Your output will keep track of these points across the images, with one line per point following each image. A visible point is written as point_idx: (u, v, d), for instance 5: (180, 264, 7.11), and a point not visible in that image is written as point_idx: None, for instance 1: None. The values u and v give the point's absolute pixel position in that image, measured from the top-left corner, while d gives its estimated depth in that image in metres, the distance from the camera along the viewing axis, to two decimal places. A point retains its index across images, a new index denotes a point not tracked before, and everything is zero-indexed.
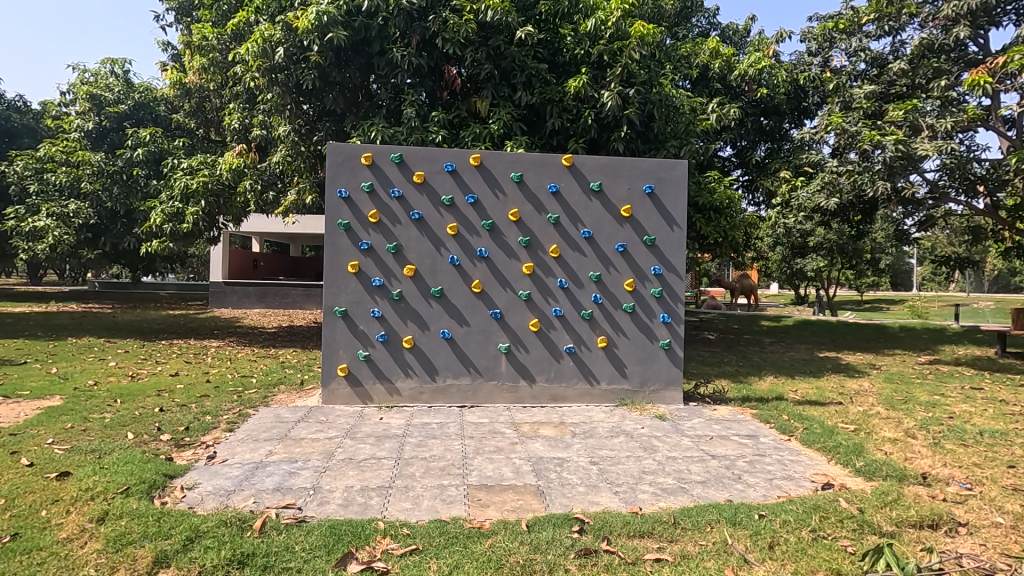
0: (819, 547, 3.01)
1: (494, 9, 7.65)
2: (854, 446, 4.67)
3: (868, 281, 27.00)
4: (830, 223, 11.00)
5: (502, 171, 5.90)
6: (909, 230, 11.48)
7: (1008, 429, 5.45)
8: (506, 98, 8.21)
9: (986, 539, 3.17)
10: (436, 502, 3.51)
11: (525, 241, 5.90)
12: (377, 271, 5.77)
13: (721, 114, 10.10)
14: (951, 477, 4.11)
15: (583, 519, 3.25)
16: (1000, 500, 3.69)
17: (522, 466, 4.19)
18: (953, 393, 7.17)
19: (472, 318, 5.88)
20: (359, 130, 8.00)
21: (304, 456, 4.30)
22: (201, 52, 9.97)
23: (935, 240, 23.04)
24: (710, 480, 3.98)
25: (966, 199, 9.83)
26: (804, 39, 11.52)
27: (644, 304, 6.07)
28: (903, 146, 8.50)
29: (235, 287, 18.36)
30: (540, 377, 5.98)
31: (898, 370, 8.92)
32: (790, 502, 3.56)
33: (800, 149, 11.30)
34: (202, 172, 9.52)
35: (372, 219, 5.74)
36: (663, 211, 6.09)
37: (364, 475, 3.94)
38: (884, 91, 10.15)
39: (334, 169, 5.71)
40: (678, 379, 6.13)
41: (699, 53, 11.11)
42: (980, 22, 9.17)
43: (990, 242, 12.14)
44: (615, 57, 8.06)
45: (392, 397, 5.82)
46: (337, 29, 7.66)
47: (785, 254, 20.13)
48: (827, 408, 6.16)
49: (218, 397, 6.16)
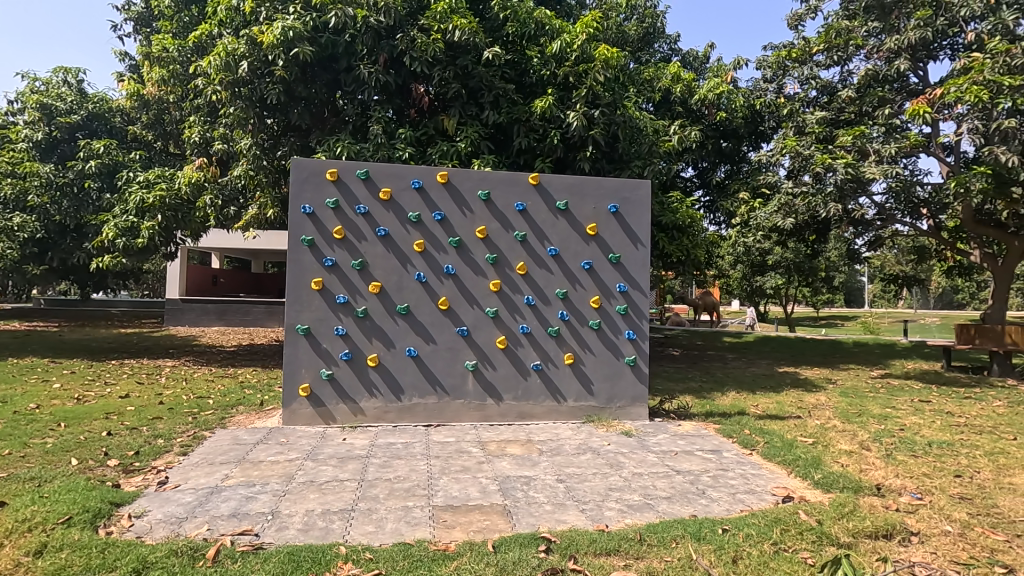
0: (780, 560, 3.06)
1: (462, 28, 7.74)
2: (812, 459, 4.80)
3: (824, 297, 28.06)
4: (787, 241, 11.42)
5: (470, 189, 5.92)
6: (860, 250, 11.95)
7: (954, 440, 5.71)
8: (473, 117, 8.32)
9: (937, 547, 3.28)
10: (401, 524, 3.43)
11: (492, 258, 5.91)
12: (341, 288, 5.67)
13: (683, 136, 10.41)
14: (903, 487, 4.26)
15: (550, 538, 3.23)
16: (948, 508, 3.84)
17: (489, 485, 4.14)
18: (904, 406, 7.47)
19: (439, 336, 5.83)
20: (324, 145, 7.91)
21: (262, 480, 4.14)
22: (161, 64, 9.87)
23: (885, 259, 24.22)
24: (675, 496, 4.02)
25: (911, 220, 10.42)
26: (759, 66, 11.99)
27: (610, 322, 6.14)
28: (852, 169, 8.85)
29: (192, 304, 17.76)
30: (508, 395, 5.96)
31: (852, 384, 9.25)
32: (753, 515, 3.63)
33: (758, 171, 11.73)
34: (160, 186, 9.22)
35: (337, 235, 5.66)
36: (628, 230, 6.21)
37: (326, 498, 3.82)
38: (835, 118, 10.63)
39: (299, 185, 5.62)
40: (644, 396, 6.21)
41: (661, 77, 11.45)
42: (919, 55, 9.75)
43: (935, 261, 12.81)
44: (580, 78, 8.19)
45: (357, 417, 5.71)
46: (303, 44, 7.56)
47: (746, 271, 20.84)
48: (787, 422, 6.33)
49: (171, 419, 5.89)
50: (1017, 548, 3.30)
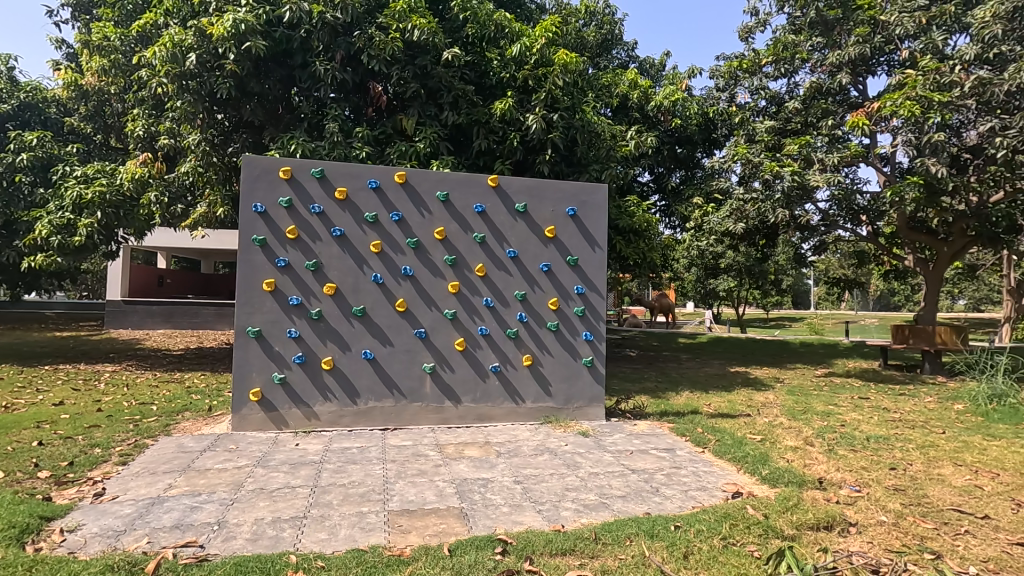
0: (728, 554, 3.15)
1: (421, 28, 7.68)
2: (760, 456, 4.98)
3: (773, 299, 29.20)
4: (739, 245, 11.83)
5: (428, 190, 5.87)
6: (806, 254, 12.46)
7: (890, 435, 6.04)
8: (432, 117, 8.27)
9: (873, 536, 3.46)
10: (355, 531, 3.36)
11: (451, 259, 5.88)
12: (295, 289, 5.53)
13: (639, 141, 10.64)
14: (843, 480, 4.48)
15: (506, 540, 3.23)
16: (884, 499, 4.06)
17: (446, 488, 4.11)
18: (845, 403, 7.85)
19: (396, 338, 5.75)
20: (277, 143, 7.69)
21: (209, 489, 3.98)
22: (101, 53, 9.38)
23: (829, 263, 25.41)
24: (630, 494, 4.09)
25: (852, 226, 10.97)
26: (712, 75, 12.37)
27: (568, 323, 6.19)
28: (799, 177, 9.24)
29: (136, 306, 16.94)
30: (466, 397, 5.93)
31: (798, 383, 9.66)
32: (704, 512, 3.73)
33: (711, 177, 12.11)
34: (99, 181, 8.75)
35: (290, 235, 5.51)
36: (585, 232, 6.29)
37: (276, 505, 3.71)
38: (782, 127, 11.08)
39: (250, 183, 5.45)
40: (601, 396, 6.30)
41: (619, 83, 11.66)
42: (859, 70, 10.27)
43: (873, 265, 13.51)
44: (540, 82, 8.25)
45: (310, 422, 5.57)
46: (256, 38, 7.33)
47: (700, 274, 21.47)
48: (737, 420, 6.55)
49: (110, 427, 5.60)
50: (944, 534, 3.52)
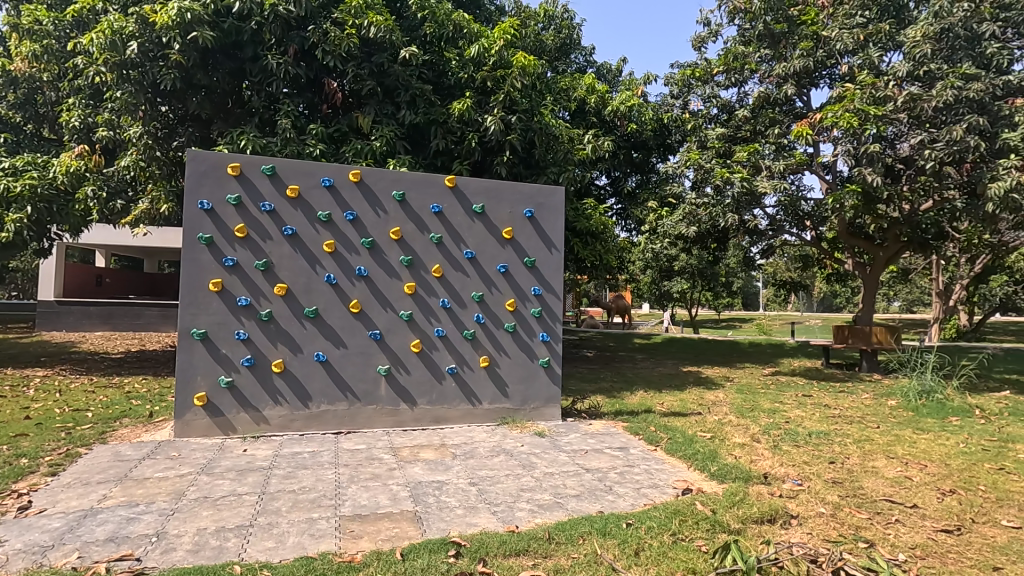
0: (677, 549, 3.24)
1: (378, 25, 7.59)
2: (709, 453, 5.14)
3: (725, 300, 30.20)
4: (691, 248, 12.18)
5: (384, 189, 5.79)
6: (755, 258, 12.94)
7: (831, 430, 6.34)
8: (389, 116, 8.15)
9: (813, 527, 3.62)
10: (303, 538, 3.27)
11: (407, 260, 5.81)
12: (243, 289, 5.34)
13: (596, 145, 10.81)
14: (786, 474, 4.67)
15: (460, 542, 3.21)
16: (823, 492, 4.26)
17: (400, 492, 4.05)
18: (789, 400, 8.19)
19: (350, 340, 5.64)
20: (226, 138, 7.42)
21: (147, 499, 3.79)
22: (32, 38, 8.82)
23: (777, 266, 26.46)
24: (584, 494, 4.14)
25: (797, 231, 11.46)
26: (667, 83, 12.68)
27: (525, 324, 6.22)
28: (747, 183, 9.60)
29: (71, 307, 15.99)
30: (422, 399, 5.87)
31: (747, 381, 10.02)
32: (654, 509, 3.82)
33: (665, 182, 12.44)
34: (30, 174, 8.22)
35: (239, 233, 5.32)
36: (542, 234, 6.33)
37: (221, 514, 3.57)
38: (733, 135, 11.47)
39: (196, 179, 5.23)
40: (557, 396, 6.36)
41: (577, 88, 11.82)
42: (803, 83, 10.74)
43: (817, 268, 14.16)
44: (498, 83, 8.27)
45: (259, 426, 5.39)
46: (203, 28, 7.04)
47: (655, 276, 21.99)
48: (688, 418, 6.74)
49: (39, 436, 5.26)
50: (877, 524, 3.72)
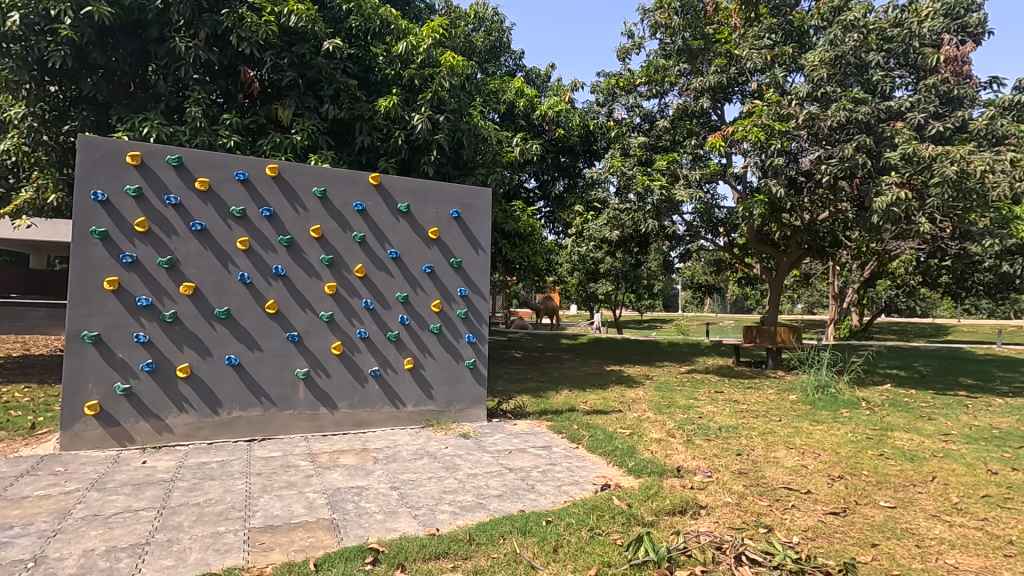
0: (594, 544, 3.33)
1: (299, 14, 7.31)
2: (627, 449, 5.33)
3: (647, 302, 31.48)
4: (615, 251, 12.61)
5: (304, 185, 5.55)
6: (674, 261, 13.59)
7: (739, 424, 6.76)
8: (311, 109, 7.84)
9: (719, 516, 3.84)
10: (207, 554, 3.07)
11: (328, 259, 5.61)
12: (144, 288, 4.94)
13: (524, 148, 10.95)
14: (697, 467, 4.94)
15: (378, 548, 3.13)
16: (729, 482, 4.54)
17: (316, 500, 3.89)
18: (703, 397, 8.67)
19: (265, 342, 5.36)
20: (127, 123, 6.84)
21: (23, 520, 3.41)
22: None
23: (695, 270, 27.92)
24: (506, 493, 4.17)
25: (711, 237, 12.16)
26: (593, 90, 13.04)
27: (451, 325, 6.19)
28: (666, 191, 10.07)
29: None
30: (343, 403, 5.68)
31: (665, 379, 10.50)
32: (574, 505, 3.91)
33: (591, 186, 12.81)
34: None
35: (139, 227, 4.92)
36: (469, 235, 6.33)
37: (112, 533, 3.28)
38: (654, 143, 11.99)
39: (88, 167, 4.78)
40: (482, 397, 6.38)
41: (506, 91, 11.91)
42: (718, 97, 11.40)
43: (729, 272, 15.09)
44: (426, 82, 8.17)
45: (161, 436, 5.00)
46: (100, 3, 6.45)
47: (582, 278, 22.56)
48: (609, 416, 6.96)
49: None
50: (775, 510, 4.01)
